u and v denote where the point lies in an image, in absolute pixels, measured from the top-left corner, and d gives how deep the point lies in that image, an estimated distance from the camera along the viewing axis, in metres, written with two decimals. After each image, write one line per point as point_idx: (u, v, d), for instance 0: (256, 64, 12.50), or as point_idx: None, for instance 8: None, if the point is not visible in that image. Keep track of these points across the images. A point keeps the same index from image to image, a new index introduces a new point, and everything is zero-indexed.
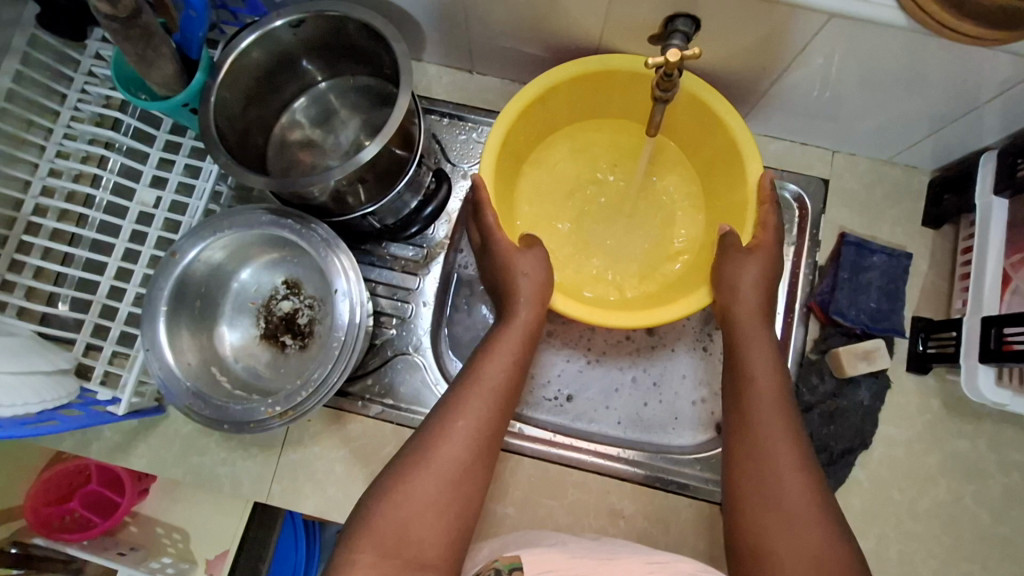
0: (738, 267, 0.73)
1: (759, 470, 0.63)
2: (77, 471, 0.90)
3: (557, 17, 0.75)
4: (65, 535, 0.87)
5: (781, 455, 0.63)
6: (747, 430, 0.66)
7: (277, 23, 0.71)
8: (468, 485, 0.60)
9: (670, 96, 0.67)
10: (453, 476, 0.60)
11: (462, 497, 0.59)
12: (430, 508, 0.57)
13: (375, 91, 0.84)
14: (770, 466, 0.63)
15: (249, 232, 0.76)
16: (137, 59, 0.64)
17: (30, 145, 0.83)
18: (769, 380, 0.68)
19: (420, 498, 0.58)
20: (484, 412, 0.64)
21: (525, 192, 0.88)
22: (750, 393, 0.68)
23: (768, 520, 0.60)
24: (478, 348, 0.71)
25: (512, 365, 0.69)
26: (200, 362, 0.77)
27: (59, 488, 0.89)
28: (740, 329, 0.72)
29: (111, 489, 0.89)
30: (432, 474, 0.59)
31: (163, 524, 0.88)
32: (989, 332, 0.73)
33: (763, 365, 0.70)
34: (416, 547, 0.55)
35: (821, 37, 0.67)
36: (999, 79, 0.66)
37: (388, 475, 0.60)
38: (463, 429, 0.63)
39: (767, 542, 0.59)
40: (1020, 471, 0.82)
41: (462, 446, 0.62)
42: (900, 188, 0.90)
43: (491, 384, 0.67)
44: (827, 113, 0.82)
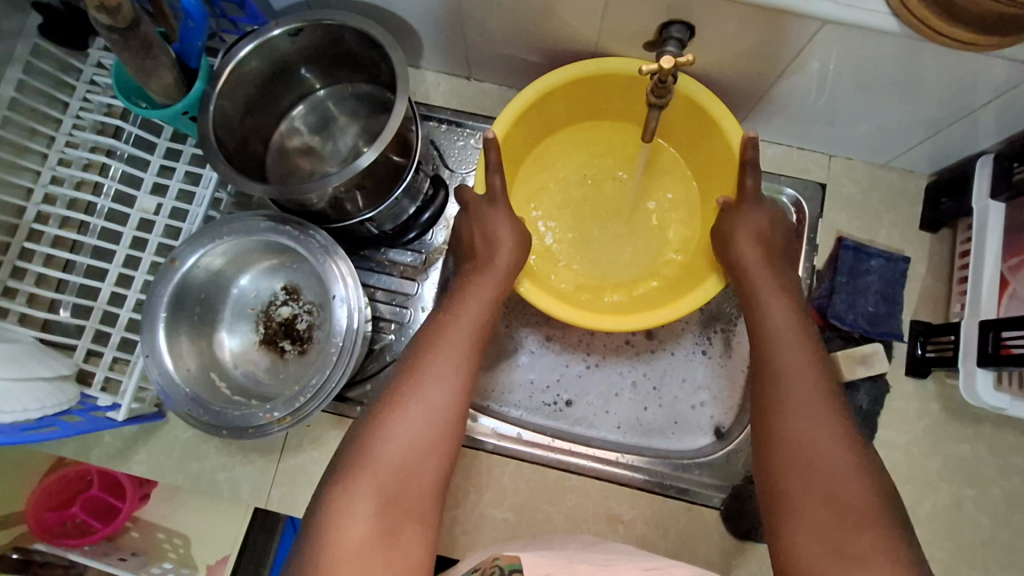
0: (729, 230, 0.73)
1: (781, 414, 0.61)
2: (79, 477, 0.91)
3: (553, 24, 0.75)
4: (67, 541, 0.87)
5: (800, 393, 0.61)
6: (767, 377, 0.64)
7: (276, 32, 0.72)
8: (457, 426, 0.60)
9: (664, 102, 0.67)
10: (444, 419, 0.59)
11: (453, 440, 0.59)
12: (424, 451, 0.57)
13: (374, 97, 0.85)
14: (791, 411, 0.60)
15: (248, 238, 0.77)
16: (137, 69, 0.65)
17: (32, 153, 0.84)
18: (786, 330, 0.66)
19: (410, 442, 0.57)
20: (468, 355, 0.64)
21: (523, 197, 0.88)
22: (765, 345, 0.66)
23: (790, 466, 0.58)
24: (453, 296, 0.71)
25: (488, 311, 0.69)
26: (199, 368, 0.78)
27: (60, 494, 0.90)
28: (750, 285, 0.70)
29: (111, 495, 0.90)
30: (423, 417, 0.59)
31: (165, 530, 0.89)
32: (987, 336, 0.73)
33: (777, 313, 0.67)
34: (413, 493, 0.56)
35: (816, 43, 0.67)
36: (994, 84, 0.66)
37: (367, 417, 0.59)
38: (449, 371, 0.62)
39: (792, 484, 0.57)
40: (1021, 476, 0.81)
41: (449, 387, 0.61)
42: (897, 192, 0.90)
43: (461, 331, 0.66)
44: (823, 117, 0.82)
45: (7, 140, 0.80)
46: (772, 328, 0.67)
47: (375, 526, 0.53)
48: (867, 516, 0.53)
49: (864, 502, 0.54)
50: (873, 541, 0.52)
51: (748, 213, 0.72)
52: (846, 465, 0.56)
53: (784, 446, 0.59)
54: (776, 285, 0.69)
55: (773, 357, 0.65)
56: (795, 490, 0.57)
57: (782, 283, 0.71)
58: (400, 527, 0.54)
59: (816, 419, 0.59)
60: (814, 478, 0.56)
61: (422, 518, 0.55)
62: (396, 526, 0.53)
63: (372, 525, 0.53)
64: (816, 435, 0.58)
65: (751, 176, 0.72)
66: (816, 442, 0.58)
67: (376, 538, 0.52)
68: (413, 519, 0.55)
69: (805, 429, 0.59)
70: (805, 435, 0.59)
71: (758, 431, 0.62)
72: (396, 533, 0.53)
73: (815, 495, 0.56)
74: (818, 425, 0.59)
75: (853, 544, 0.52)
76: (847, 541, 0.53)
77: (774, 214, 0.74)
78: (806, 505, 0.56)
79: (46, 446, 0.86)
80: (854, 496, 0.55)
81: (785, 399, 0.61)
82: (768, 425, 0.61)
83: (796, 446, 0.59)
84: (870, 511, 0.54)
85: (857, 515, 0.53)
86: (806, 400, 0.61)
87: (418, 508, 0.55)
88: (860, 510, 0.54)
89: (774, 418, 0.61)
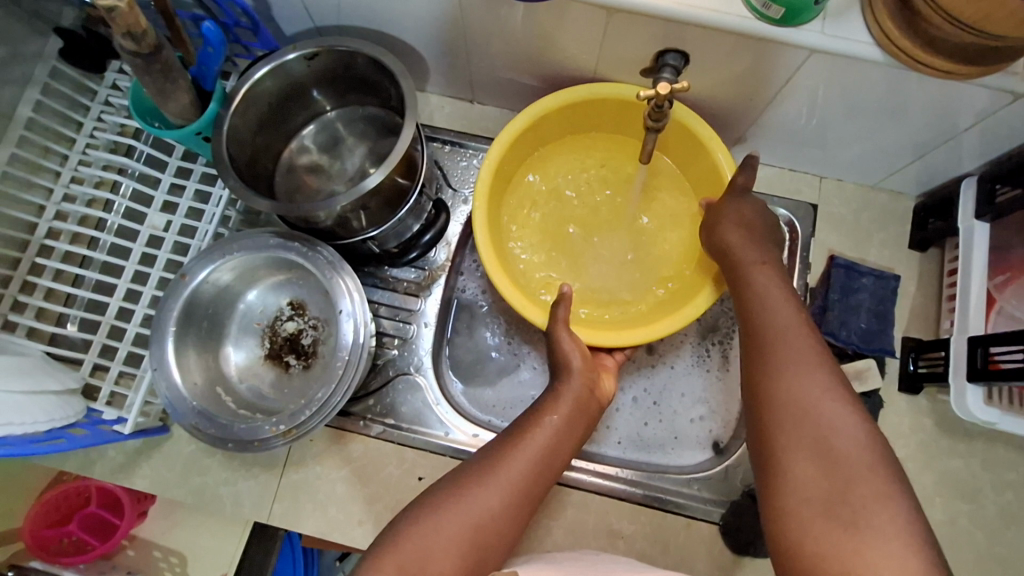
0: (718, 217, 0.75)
1: (775, 380, 0.59)
2: (76, 494, 0.91)
3: (553, 51, 0.79)
4: (63, 559, 0.89)
5: (796, 359, 0.60)
6: (762, 346, 0.63)
7: (291, 56, 0.75)
8: (492, 540, 0.59)
9: (661, 126, 0.70)
10: (478, 525, 0.59)
11: (484, 555, 0.58)
12: (448, 549, 0.57)
13: (383, 121, 0.88)
14: (787, 372, 0.59)
15: (257, 254, 0.78)
16: (156, 91, 0.67)
17: (46, 171, 0.87)
18: (770, 295, 0.66)
19: (442, 540, 0.57)
20: (527, 473, 0.64)
21: (515, 213, 0.90)
22: (754, 316, 0.66)
23: (786, 428, 0.56)
24: (530, 407, 0.72)
25: (567, 432, 0.70)
26: (206, 382, 0.78)
27: (58, 510, 0.90)
28: (735, 262, 0.71)
29: (109, 512, 0.90)
30: (455, 515, 0.59)
31: (160, 548, 0.90)
32: (975, 351, 0.74)
33: (766, 282, 0.68)
34: None
35: (804, 70, 0.70)
36: (975, 110, 0.70)
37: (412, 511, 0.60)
38: (502, 478, 0.63)
39: (790, 447, 0.55)
40: (1015, 491, 0.82)
41: (489, 494, 0.61)
42: (885, 213, 0.93)
43: (540, 444, 0.67)
44: (812, 140, 0.86)
45: (23, 158, 0.84)
46: (760, 298, 0.66)
47: None
48: (869, 476, 0.51)
49: (865, 460, 0.52)
50: (875, 501, 0.50)
51: (728, 207, 0.75)
52: (845, 427, 0.54)
53: (778, 410, 0.58)
54: (761, 261, 0.70)
55: (762, 327, 0.64)
56: (793, 451, 0.55)
57: (770, 259, 0.70)
58: None
59: (813, 381, 0.58)
60: (812, 439, 0.55)
61: None
62: None
63: None
64: (811, 396, 0.57)
65: (746, 173, 0.74)
66: (809, 402, 0.56)
67: None
68: None
69: (800, 392, 0.57)
70: (798, 397, 0.57)
71: (755, 398, 0.61)
72: None
73: (814, 456, 0.54)
74: (812, 387, 0.57)
75: (856, 506, 0.50)
76: (847, 503, 0.51)
77: (759, 208, 0.75)
78: (802, 472, 0.54)
79: (50, 461, 0.86)
80: (856, 454, 0.53)
81: (775, 366, 0.60)
82: (760, 390, 0.60)
83: (789, 408, 0.57)
84: (869, 472, 0.51)
85: (857, 475, 0.52)
86: (796, 360, 0.60)
87: None
88: (860, 469, 0.52)
89: (764, 383, 0.60)
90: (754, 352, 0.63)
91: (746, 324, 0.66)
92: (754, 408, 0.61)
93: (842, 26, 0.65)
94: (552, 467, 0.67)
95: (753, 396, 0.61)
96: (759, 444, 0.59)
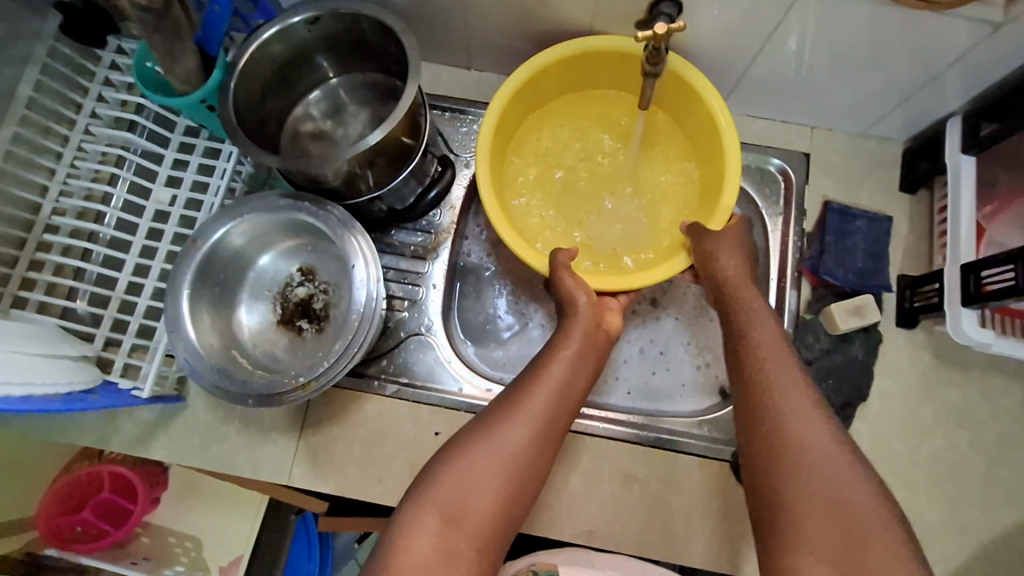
0: (710, 254, 0.76)
1: (782, 443, 0.63)
2: (87, 484, 0.92)
3: (547, 9, 0.81)
4: (76, 547, 0.88)
5: (801, 417, 0.63)
6: (765, 400, 0.66)
7: (295, 19, 0.76)
8: (522, 469, 0.65)
9: (658, 71, 0.73)
10: (506, 462, 0.65)
11: (515, 483, 0.65)
12: (482, 483, 0.63)
13: (384, 86, 0.89)
14: (796, 434, 0.63)
15: (268, 217, 0.79)
16: (164, 54, 0.68)
17: (49, 151, 0.87)
18: (773, 355, 0.69)
19: (476, 474, 0.64)
20: (549, 403, 0.69)
21: (516, 170, 0.92)
22: (754, 372, 0.68)
23: (799, 490, 0.60)
24: (545, 344, 0.75)
25: (580, 364, 0.74)
26: (221, 344, 0.79)
27: (70, 499, 0.91)
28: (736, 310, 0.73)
29: (123, 498, 0.91)
30: (484, 456, 0.65)
31: (175, 534, 0.89)
32: (969, 278, 0.77)
33: (764, 329, 0.71)
34: (469, 521, 0.62)
35: (792, 14, 0.73)
36: (958, 45, 0.73)
37: (445, 456, 0.66)
38: (525, 418, 0.67)
39: (802, 510, 0.59)
40: (1011, 417, 0.85)
41: (515, 433, 0.66)
42: (875, 158, 0.95)
43: (556, 379, 0.71)
44: (802, 90, 0.88)
45: (26, 138, 0.84)
46: (759, 350, 0.69)
47: (433, 544, 0.60)
48: (879, 541, 0.57)
49: (877, 522, 0.58)
50: (889, 565, 0.55)
51: (724, 236, 0.77)
52: (856, 493, 0.59)
53: (788, 470, 0.61)
54: (756, 307, 0.73)
55: (762, 384, 0.67)
56: (807, 515, 0.59)
57: (761, 305, 0.73)
58: (455, 549, 0.60)
59: (820, 443, 0.62)
60: (827, 503, 0.59)
61: (475, 545, 0.61)
62: (450, 545, 0.60)
63: (431, 542, 0.60)
64: (819, 459, 0.61)
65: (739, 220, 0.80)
66: (818, 465, 0.61)
67: (435, 555, 0.59)
68: (466, 542, 0.61)
69: (809, 453, 0.61)
70: (807, 459, 0.61)
71: (762, 453, 0.64)
72: (453, 553, 0.60)
73: (828, 520, 0.58)
74: (818, 449, 0.62)
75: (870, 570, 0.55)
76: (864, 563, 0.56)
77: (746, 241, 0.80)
78: (818, 535, 0.58)
79: (67, 437, 0.87)
80: (869, 519, 0.58)
81: (784, 425, 0.64)
82: (769, 450, 0.63)
83: (799, 471, 0.61)
84: (881, 538, 0.57)
85: (872, 540, 0.57)
86: (807, 420, 0.63)
87: (472, 534, 0.61)
88: (871, 535, 0.57)
89: (774, 446, 0.63)
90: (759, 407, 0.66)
91: (744, 381, 0.69)
92: (758, 463, 0.64)
93: None
94: (571, 394, 0.72)
95: (759, 452, 0.64)
96: (766, 505, 0.62)
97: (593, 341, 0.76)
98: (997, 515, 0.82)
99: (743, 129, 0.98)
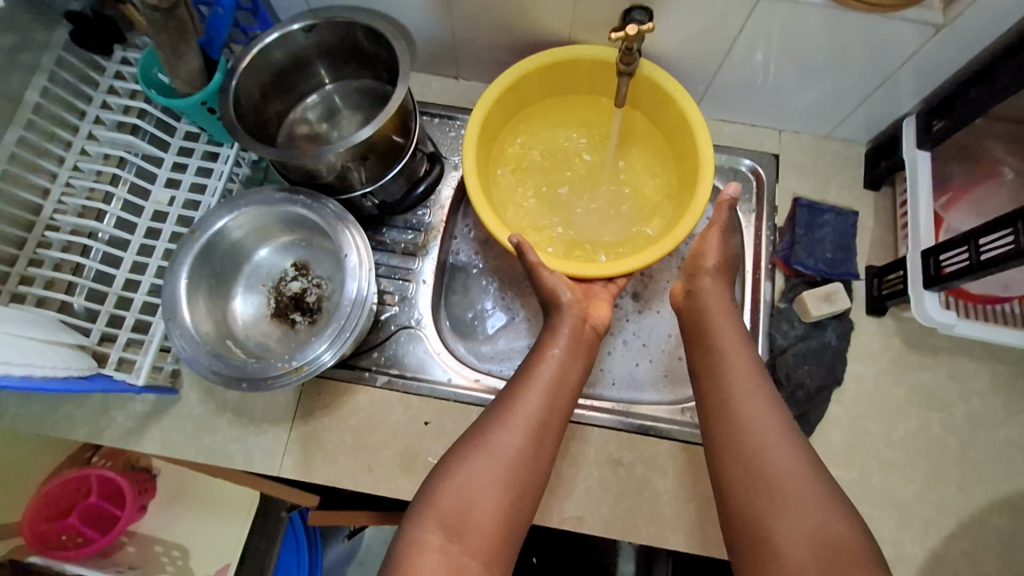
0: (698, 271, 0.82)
1: (757, 461, 0.64)
2: (74, 489, 0.95)
3: (529, 19, 0.87)
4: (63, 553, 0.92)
5: (775, 435, 0.65)
6: (738, 419, 0.68)
7: (294, 27, 0.81)
8: (520, 475, 0.66)
9: (631, 70, 0.79)
10: (506, 471, 0.66)
11: (516, 491, 0.66)
12: (483, 493, 0.64)
13: (376, 92, 0.94)
14: (770, 451, 0.64)
15: (266, 209, 0.83)
16: (170, 53, 0.73)
17: (52, 154, 0.91)
18: (745, 377, 0.71)
19: (478, 483, 0.65)
20: (541, 403, 0.72)
21: (501, 169, 0.97)
22: (729, 396, 0.70)
23: (774, 507, 0.61)
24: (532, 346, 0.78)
25: (567, 363, 0.76)
26: (215, 332, 0.81)
27: (57, 504, 0.94)
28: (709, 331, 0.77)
29: (111, 503, 0.95)
30: (483, 464, 0.66)
31: (162, 542, 0.95)
32: (929, 261, 0.81)
33: (736, 351, 0.74)
34: (473, 533, 0.62)
35: (754, 19, 0.79)
36: (905, 47, 0.79)
37: (446, 469, 0.67)
38: (520, 424, 0.69)
39: (777, 528, 0.59)
40: (980, 398, 0.89)
41: (513, 442, 0.68)
42: (841, 158, 1.01)
43: (546, 377, 0.74)
44: (769, 94, 0.95)
45: (31, 141, 0.87)
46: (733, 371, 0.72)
47: (437, 560, 0.60)
48: (856, 558, 0.56)
49: (852, 538, 0.57)
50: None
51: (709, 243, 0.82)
52: (831, 510, 0.59)
53: (764, 486, 0.62)
54: (730, 328, 0.77)
55: (738, 407, 0.69)
56: (785, 530, 0.59)
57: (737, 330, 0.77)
58: (460, 563, 0.61)
59: (794, 461, 0.63)
60: (803, 520, 0.59)
61: (481, 558, 0.62)
62: (454, 558, 0.61)
63: (435, 557, 0.60)
64: (794, 476, 0.62)
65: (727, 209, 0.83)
66: (792, 481, 0.61)
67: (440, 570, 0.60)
68: (471, 556, 0.61)
69: (784, 470, 0.62)
70: (782, 476, 0.62)
71: (738, 474, 0.65)
72: (458, 567, 0.60)
73: (805, 535, 0.58)
74: (790, 467, 0.63)
75: None
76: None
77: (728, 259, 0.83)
78: (797, 552, 0.57)
79: (60, 432, 0.88)
80: (846, 537, 0.57)
81: (757, 442, 0.65)
82: (746, 468, 0.64)
83: (774, 485, 0.62)
84: (858, 554, 0.56)
85: (849, 558, 0.56)
86: (780, 443, 0.65)
87: (476, 546, 0.62)
88: (848, 552, 0.56)
89: (751, 464, 0.64)
90: (733, 432, 0.67)
91: (719, 409, 0.70)
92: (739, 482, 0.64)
93: None
94: (563, 397, 0.74)
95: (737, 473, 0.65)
96: (745, 525, 0.62)
97: (581, 340, 0.79)
98: (971, 492, 0.85)
99: (716, 132, 1.04)
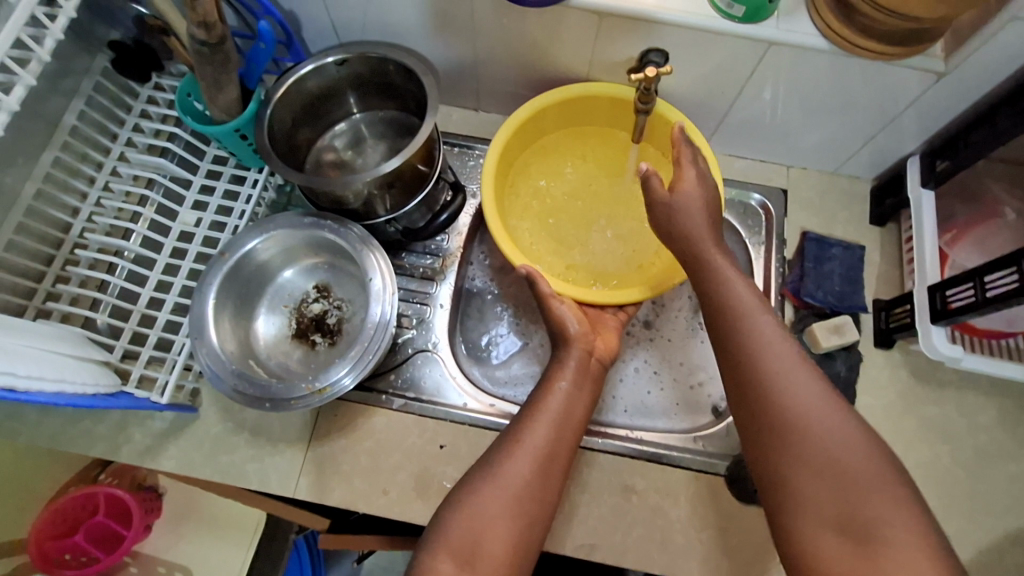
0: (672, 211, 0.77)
1: (767, 401, 0.62)
2: (82, 506, 0.94)
3: (550, 57, 0.91)
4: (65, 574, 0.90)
5: (782, 368, 0.63)
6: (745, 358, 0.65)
7: (327, 60, 0.85)
8: (529, 506, 0.67)
9: (649, 108, 0.82)
10: (516, 503, 0.66)
11: (526, 523, 0.66)
12: (493, 524, 0.64)
13: (401, 122, 0.98)
14: (781, 386, 0.62)
15: (294, 232, 0.86)
16: (211, 82, 0.76)
17: (84, 175, 0.94)
18: (748, 311, 0.68)
19: (488, 512, 0.65)
20: (548, 431, 0.72)
21: (518, 198, 1.00)
22: (734, 334, 0.67)
23: (788, 452, 0.59)
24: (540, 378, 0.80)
25: (573, 393, 0.77)
26: (239, 351, 0.83)
27: (64, 522, 0.93)
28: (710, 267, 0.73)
29: (116, 522, 0.93)
30: (492, 493, 0.66)
31: (166, 564, 0.95)
32: (936, 295, 0.84)
33: (737, 285, 0.70)
34: (486, 563, 0.62)
35: (766, 63, 0.83)
36: (909, 92, 0.83)
37: (455, 501, 0.67)
38: (527, 453, 0.70)
39: (794, 474, 0.59)
40: (987, 432, 0.90)
41: (520, 470, 0.68)
42: (846, 194, 1.05)
43: (553, 407, 0.75)
44: (778, 132, 0.99)
45: (65, 162, 0.90)
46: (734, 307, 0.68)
47: None
48: (874, 487, 0.55)
49: (870, 469, 0.56)
50: (889, 514, 0.54)
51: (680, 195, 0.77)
52: (847, 440, 0.58)
53: (776, 427, 0.60)
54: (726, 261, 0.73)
55: (742, 346, 0.66)
56: (803, 474, 0.58)
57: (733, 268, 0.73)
58: None
59: (808, 393, 0.61)
60: (819, 460, 0.58)
61: None
62: None
63: None
64: (806, 411, 0.60)
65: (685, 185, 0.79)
66: (806, 417, 0.59)
67: None
68: None
69: (796, 405, 0.60)
70: (796, 412, 0.60)
71: (750, 415, 0.63)
72: None
73: (821, 476, 0.57)
74: (804, 400, 0.60)
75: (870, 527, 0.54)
76: (869, 533, 0.54)
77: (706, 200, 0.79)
78: (815, 492, 0.57)
79: (77, 447, 0.89)
80: (863, 469, 0.56)
81: (767, 379, 0.63)
82: (758, 409, 0.62)
83: (787, 424, 0.60)
84: (876, 483, 0.56)
85: (868, 486, 0.56)
86: (791, 376, 0.62)
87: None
88: (866, 479, 0.56)
89: (763, 405, 0.62)
90: (742, 375, 0.65)
91: (728, 347, 0.67)
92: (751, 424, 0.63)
93: (794, 22, 0.79)
94: (570, 425, 0.75)
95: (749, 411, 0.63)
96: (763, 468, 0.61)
97: (588, 373, 0.81)
98: (980, 527, 0.85)
99: (727, 167, 1.07)
